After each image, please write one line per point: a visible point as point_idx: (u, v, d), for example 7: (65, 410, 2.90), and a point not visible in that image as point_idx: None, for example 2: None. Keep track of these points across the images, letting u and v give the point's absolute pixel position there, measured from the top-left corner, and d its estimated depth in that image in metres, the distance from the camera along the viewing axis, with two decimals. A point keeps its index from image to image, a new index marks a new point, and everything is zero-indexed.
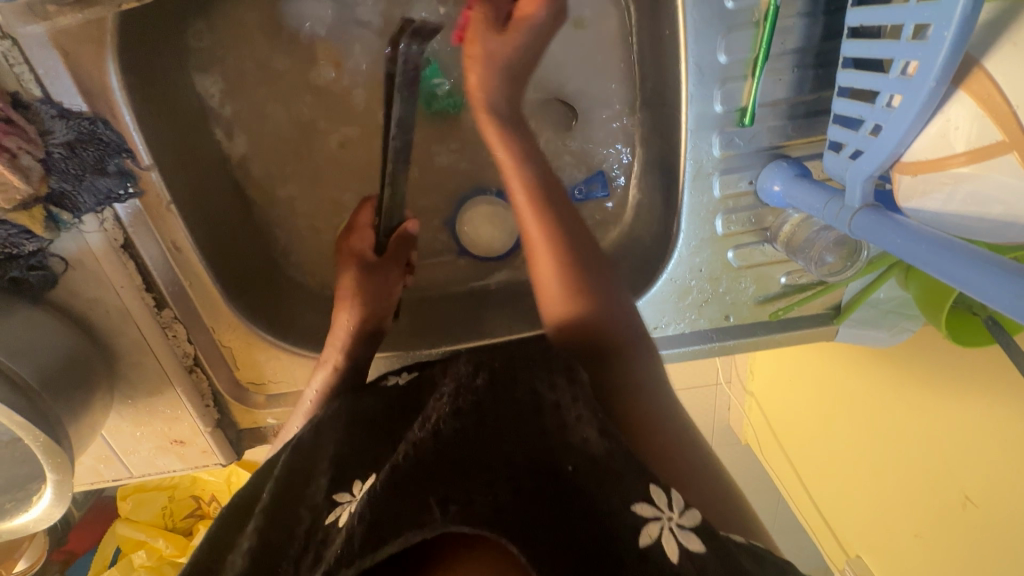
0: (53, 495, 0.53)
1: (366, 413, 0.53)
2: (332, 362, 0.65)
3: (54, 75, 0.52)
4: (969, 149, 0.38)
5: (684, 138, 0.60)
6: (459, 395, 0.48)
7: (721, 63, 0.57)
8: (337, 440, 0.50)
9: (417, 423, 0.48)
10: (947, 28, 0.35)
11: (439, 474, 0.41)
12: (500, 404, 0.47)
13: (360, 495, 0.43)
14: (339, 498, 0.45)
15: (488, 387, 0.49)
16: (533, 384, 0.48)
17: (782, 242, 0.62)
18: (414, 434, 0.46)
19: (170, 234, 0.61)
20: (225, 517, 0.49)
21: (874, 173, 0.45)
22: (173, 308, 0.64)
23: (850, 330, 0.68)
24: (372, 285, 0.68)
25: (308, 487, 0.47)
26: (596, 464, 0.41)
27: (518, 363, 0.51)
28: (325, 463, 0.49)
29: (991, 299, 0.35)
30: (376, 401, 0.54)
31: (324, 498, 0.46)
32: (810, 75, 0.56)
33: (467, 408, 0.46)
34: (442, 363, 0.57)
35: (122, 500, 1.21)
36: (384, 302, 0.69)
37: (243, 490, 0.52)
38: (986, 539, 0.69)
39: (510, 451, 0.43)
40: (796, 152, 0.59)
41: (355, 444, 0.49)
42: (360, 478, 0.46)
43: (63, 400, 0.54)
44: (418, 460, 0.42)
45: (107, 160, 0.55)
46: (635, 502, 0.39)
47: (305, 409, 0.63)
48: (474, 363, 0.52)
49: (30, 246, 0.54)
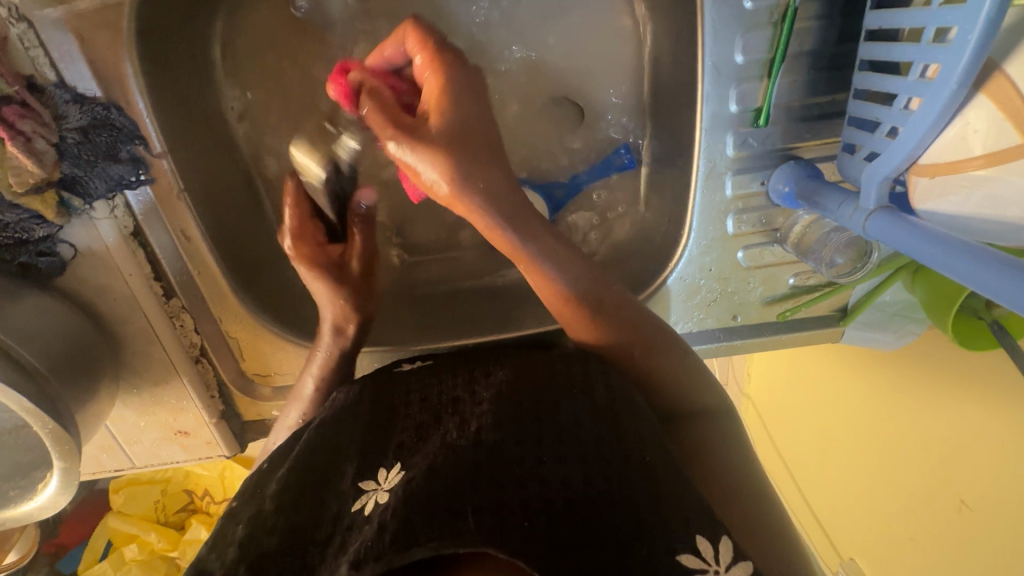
0: (59, 483, 0.53)
1: (390, 404, 0.53)
2: (320, 351, 0.64)
3: (69, 59, 0.52)
4: (986, 152, 0.38)
5: (698, 137, 0.60)
6: (500, 399, 0.49)
7: (737, 63, 0.57)
8: (363, 427, 0.50)
9: (450, 423, 0.49)
10: (971, 31, 0.36)
11: (478, 479, 0.41)
12: (539, 416, 0.47)
13: (386, 485, 0.44)
14: (364, 486, 0.45)
15: (529, 394, 0.50)
16: (580, 409, 0.48)
17: (792, 243, 0.63)
18: (452, 437, 0.46)
19: (180, 222, 0.61)
20: (244, 495, 0.50)
21: (890, 175, 0.45)
22: (181, 298, 0.63)
23: (856, 333, 0.69)
24: (339, 275, 0.65)
25: (333, 474, 0.47)
26: (636, 506, 0.41)
27: (558, 374, 0.52)
28: (350, 450, 0.48)
29: (1004, 298, 0.35)
30: (402, 394, 0.54)
31: (351, 485, 0.45)
32: (824, 78, 0.57)
33: (510, 416, 0.47)
34: (475, 364, 0.57)
35: (115, 492, 1.19)
36: (369, 291, 0.67)
37: (261, 470, 0.51)
38: (974, 542, 0.70)
39: (547, 467, 0.43)
40: (808, 153, 0.60)
41: (379, 434, 0.49)
42: (386, 465, 0.46)
43: (71, 387, 0.54)
44: (454, 461, 0.43)
45: (120, 145, 0.55)
46: (681, 552, 0.39)
47: (304, 397, 0.63)
48: (515, 373, 0.53)
49: (40, 230, 0.53)
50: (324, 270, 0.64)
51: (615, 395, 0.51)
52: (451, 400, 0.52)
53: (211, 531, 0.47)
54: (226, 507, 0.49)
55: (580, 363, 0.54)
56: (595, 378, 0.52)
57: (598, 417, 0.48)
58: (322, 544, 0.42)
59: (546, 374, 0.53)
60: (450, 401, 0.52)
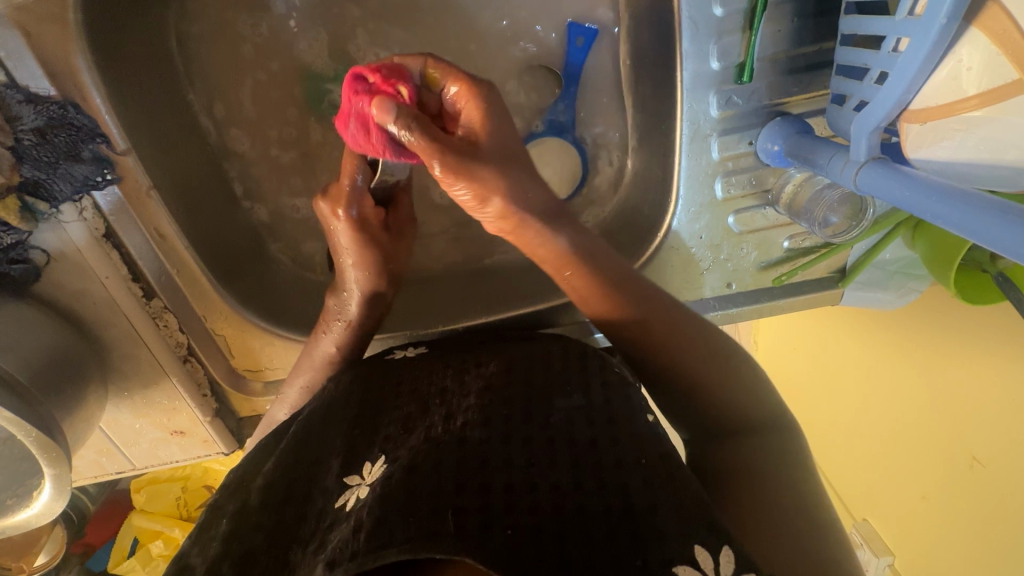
0: (52, 490, 0.53)
1: (377, 395, 0.52)
2: (349, 320, 0.63)
3: (18, 58, 0.50)
4: (981, 92, 0.36)
5: (680, 98, 0.58)
6: (487, 396, 0.49)
7: (717, 16, 0.54)
8: (350, 417, 0.51)
9: (438, 417, 0.48)
10: None
11: (461, 477, 0.40)
12: (529, 417, 0.46)
13: (369, 479, 0.43)
14: (350, 481, 0.44)
15: (520, 386, 0.50)
16: (573, 411, 0.47)
17: (784, 204, 0.60)
18: (438, 431, 0.46)
19: (154, 221, 0.60)
20: (228, 488, 0.50)
21: (880, 124, 0.42)
22: (163, 298, 0.62)
23: (856, 293, 0.67)
24: (385, 249, 0.63)
25: (320, 468, 0.47)
26: (633, 515, 0.39)
27: (546, 369, 0.52)
28: (336, 444, 0.48)
29: (1003, 245, 0.33)
30: (390, 383, 0.54)
31: (335, 481, 0.45)
32: (810, 25, 0.54)
33: (498, 416, 0.46)
34: (467, 356, 0.57)
35: (137, 491, 1.22)
36: (401, 260, 0.65)
37: (247, 463, 0.52)
38: (992, 499, 0.68)
39: (536, 471, 0.42)
40: (796, 109, 0.57)
41: (365, 427, 0.49)
42: (371, 459, 0.45)
43: (54, 396, 0.54)
44: (436, 461, 0.42)
45: (81, 145, 0.53)
46: (677, 564, 0.37)
47: (289, 395, 0.62)
48: (507, 365, 0.53)
49: (8, 238, 0.52)
50: (374, 244, 0.62)
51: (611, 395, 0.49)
52: (439, 391, 0.52)
53: (195, 526, 0.48)
54: (211, 501, 0.50)
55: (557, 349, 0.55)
56: (591, 377, 0.51)
57: (591, 418, 0.46)
58: (300, 538, 0.42)
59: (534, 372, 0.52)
60: (438, 391, 0.52)
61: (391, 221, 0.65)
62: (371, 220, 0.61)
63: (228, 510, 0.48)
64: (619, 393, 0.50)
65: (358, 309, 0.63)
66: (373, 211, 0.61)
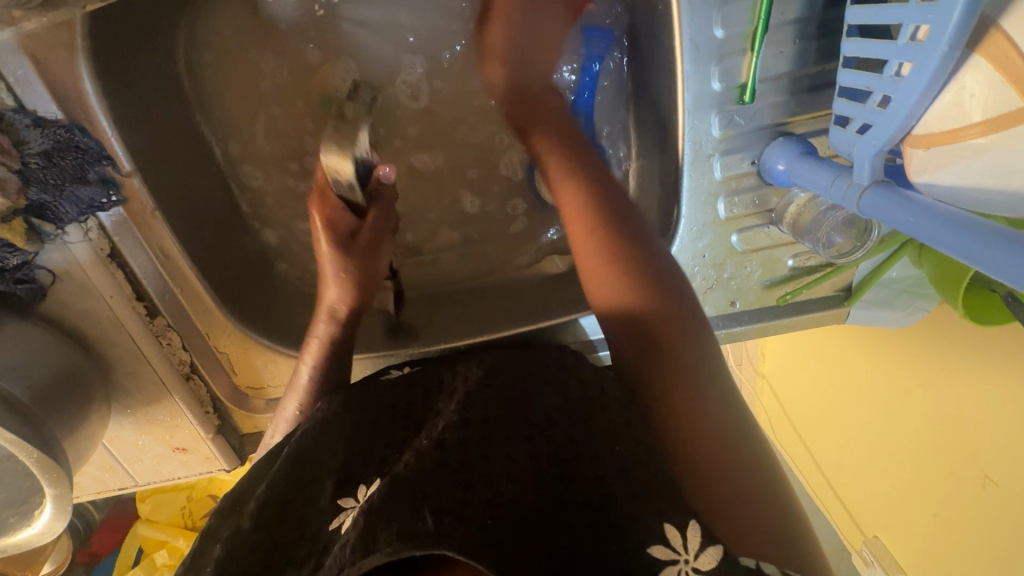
0: (53, 510, 0.53)
1: (371, 412, 0.53)
2: (318, 335, 0.63)
3: (26, 83, 0.50)
4: (986, 118, 0.35)
5: (681, 119, 0.58)
6: (471, 403, 0.48)
7: (717, 38, 0.54)
8: (345, 437, 0.51)
9: (426, 431, 0.48)
10: None
11: (441, 484, 0.39)
12: (511, 420, 0.46)
13: (363, 502, 0.43)
14: (344, 503, 0.44)
15: (503, 393, 0.50)
16: (551, 409, 0.48)
17: (788, 223, 0.60)
18: (423, 442, 0.46)
19: (158, 241, 0.60)
20: (222, 510, 0.50)
21: (884, 147, 0.42)
22: (166, 316, 0.62)
23: (862, 312, 0.66)
24: (353, 255, 0.64)
25: (314, 488, 0.47)
26: (611, 509, 0.39)
27: (527, 377, 0.52)
28: (331, 465, 0.48)
29: (998, 269, 0.33)
30: (382, 399, 0.54)
31: (330, 503, 0.45)
32: (813, 47, 0.53)
33: (478, 419, 0.46)
34: (455, 367, 0.57)
35: (142, 500, 1.22)
36: (374, 270, 0.67)
37: (242, 483, 0.52)
38: (1004, 518, 0.67)
39: (518, 470, 0.41)
40: (799, 129, 0.56)
41: (360, 447, 0.49)
42: (366, 482, 0.45)
43: (57, 415, 0.54)
44: (418, 468, 0.41)
45: (88, 167, 0.54)
46: (651, 543, 0.37)
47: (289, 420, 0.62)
48: (488, 373, 0.53)
49: (13, 259, 0.53)
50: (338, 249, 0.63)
51: (589, 392, 0.50)
52: (432, 409, 0.52)
53: (192, 550, 0.48)
54: (207, 525, 0.50)
55: (555, 364, 0.54)
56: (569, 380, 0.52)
57: (569, 414, 0.47)
58: (296, 561, 0.42)
59: (517, 380, 0.52)
60: (433, 410, 0.52)
61: (361, 236, 0.65)
62: (339, 221, 0.63)
63: (221, 533, 0.47)
64: (594, 386, 0.50)
65: (329, 327, 0.63)
66: (340, 215, 0.63)
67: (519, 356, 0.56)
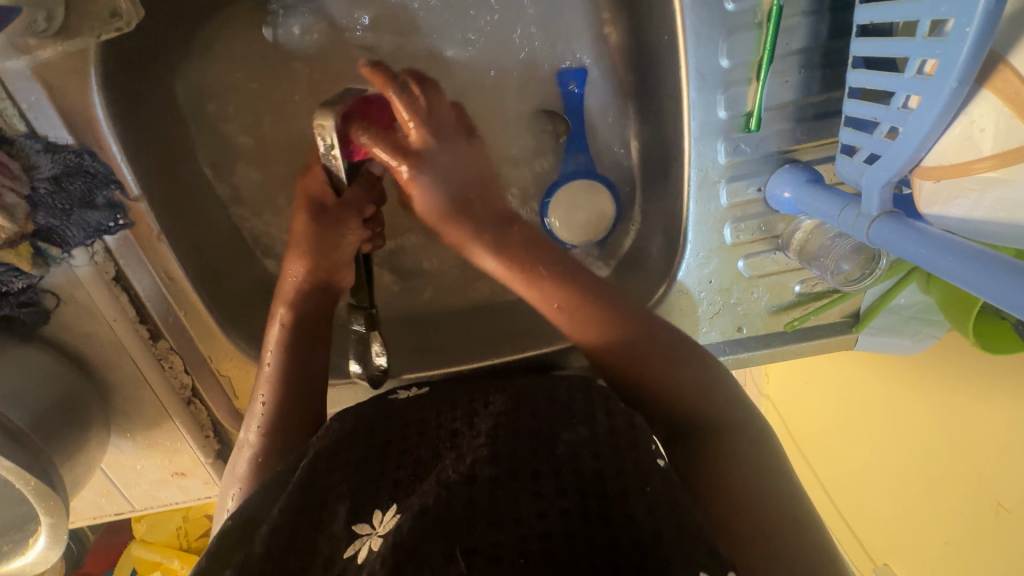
0: (48, 539, 0.52)
1: (386, 437, 0.51)
2: (282, 318, 0.62)
3: (39, 109, 0.51)
4: (996, 151, 0.35)
5: (687, 145, 0.58)
6: (496, 436, 0.47)
7: (723, 67, 0.54)
8: (358, 459, 0.49)
9: (448, 460, 0.47)
10: (969, 23, 0.33)
11: (471, 521, 0.40)
12: (537, 450, 0.45)
13: (381, 529, 0.43)
14: (358, 529, 0.43)
15: (526, 422, 0.49)
16: (579, 444, 0.46)
17: (795, 250, 0.60)
18: (447, 474, 0.45)
19: (162, 264, 0.60)
20: (227, 531, 0.46)
21: (892, 179, 0.42)
22: (169, 339, 0.62)
23: (871, 339, 0.65)
24: (322, 234, 0.61)
25: (326, 513, 0.45)
26: (642, 549, 0.38)
27: (548, 401, 0.51)
28: (343, 488, 0.46)
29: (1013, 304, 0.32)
30: (396, 423, 0.53)
31: (343, 527, 0.43)
32: (818, 76, 0.54)
33: (507, 452, 0.46)
34: (474, 393, 0.56)
35: (138, 521, 1.20)
36: (334, 256, 0.62)
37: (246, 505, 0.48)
38: (1018, 548, 0.65)
39: (545, 504, 0.41)
40: (805, 156, 0.56)
41: (373, 471, 0.48)
42: (382, 507, 0.45)
43: (55, 441, 0.53)
44: (446, 504, 0.41)
45: (96, 192, 0.54)
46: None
47: (257, 414, 0.59)
48: (513, 401, 0.52)
49: (18, 282, 0.53)
50: (309, 229, 0.61)
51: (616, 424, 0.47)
52: (450, 433, 0.51)
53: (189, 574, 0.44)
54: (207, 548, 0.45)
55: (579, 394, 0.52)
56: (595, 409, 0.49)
57: (597, 450, 0.45)
58: None
59: (538, 405, 0.51)
60: (449, 435, 0.51)
61: (332, 207, 0.61)
62: (316, 192, 0.62)
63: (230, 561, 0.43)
64: (622, 421, 0.48)
65: (299, 303, 0.62)
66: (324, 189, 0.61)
67: (537, 381, 0.56)
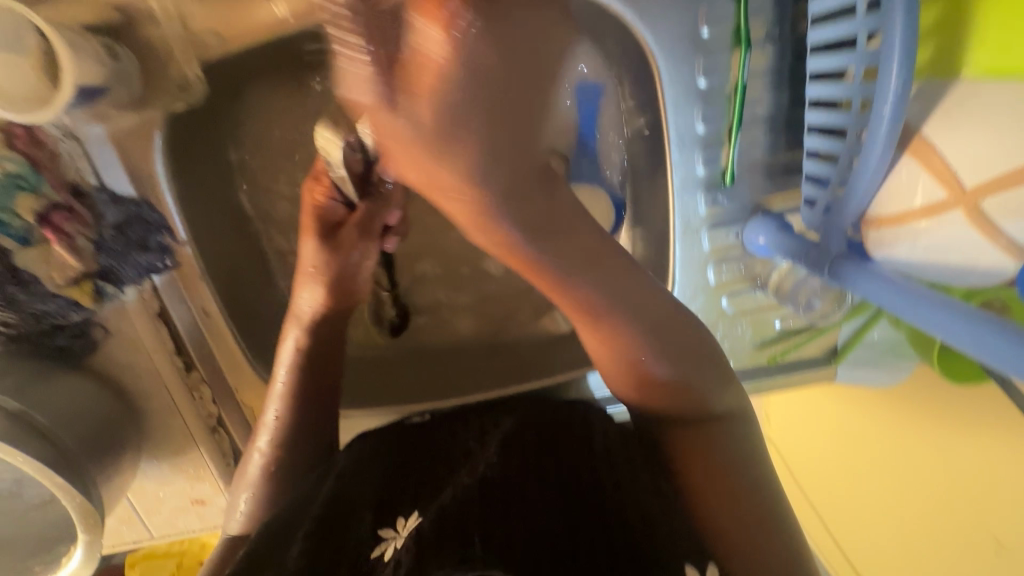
0: (84, 555, 0.57)
1: (408, 457, 0.58)
2: (297, 339, 0.65)
3: (107, 165, 0.57)
4: (924, 204, 0.43)
5: (672, 199, 0.65)
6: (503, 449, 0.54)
7: (699, 133, 0.61)
8: (382, 477, 0.56)
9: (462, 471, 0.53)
10: (884, 104, 0.40)
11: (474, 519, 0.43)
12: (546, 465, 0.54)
13: (403, 531, 0.46)
14: (382, 533, 0.47)
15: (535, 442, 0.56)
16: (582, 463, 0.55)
17: (772, 288, 0.66)
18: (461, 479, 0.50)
19: (201, 301, 0.65)
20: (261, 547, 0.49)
21: (846, 225, 0.49)
22: (201, 370, 0.67)
23: (850, 371, 0.71)
24: (335, 257, 0.63)
25: (352, 522, 0.50)
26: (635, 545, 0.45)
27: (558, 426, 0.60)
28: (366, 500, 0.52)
29: (976, 344, 0.36)
30: (421, 447, 0.60)
31: (368, 533, 0.48)
32: (782, 138, 0.62)
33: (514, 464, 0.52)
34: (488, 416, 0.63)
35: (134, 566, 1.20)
36: (351, 282, 0.66)
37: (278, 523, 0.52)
38: None
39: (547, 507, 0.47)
40: (777, 206, 0.64)
41: (397, 486, 0.54)
42: (404, 514, 0.49)
43: (97, 460, 0.59)
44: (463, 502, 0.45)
45: (149, 237, 0.60)
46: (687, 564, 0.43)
47: (268, 424, 0.64)
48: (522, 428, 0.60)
49: (75, 315, 0.59)
50: (323, 249, 0.62)
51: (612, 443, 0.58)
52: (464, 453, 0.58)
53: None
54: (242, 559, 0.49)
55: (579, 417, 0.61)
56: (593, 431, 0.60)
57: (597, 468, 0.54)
58: None
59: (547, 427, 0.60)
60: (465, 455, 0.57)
61: (347, 225, 0.63)
62: (327, 211, 0.62)
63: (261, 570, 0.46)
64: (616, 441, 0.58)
65: (313, 318, 0.64)
66: (335, 211, 0.62)
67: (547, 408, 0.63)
